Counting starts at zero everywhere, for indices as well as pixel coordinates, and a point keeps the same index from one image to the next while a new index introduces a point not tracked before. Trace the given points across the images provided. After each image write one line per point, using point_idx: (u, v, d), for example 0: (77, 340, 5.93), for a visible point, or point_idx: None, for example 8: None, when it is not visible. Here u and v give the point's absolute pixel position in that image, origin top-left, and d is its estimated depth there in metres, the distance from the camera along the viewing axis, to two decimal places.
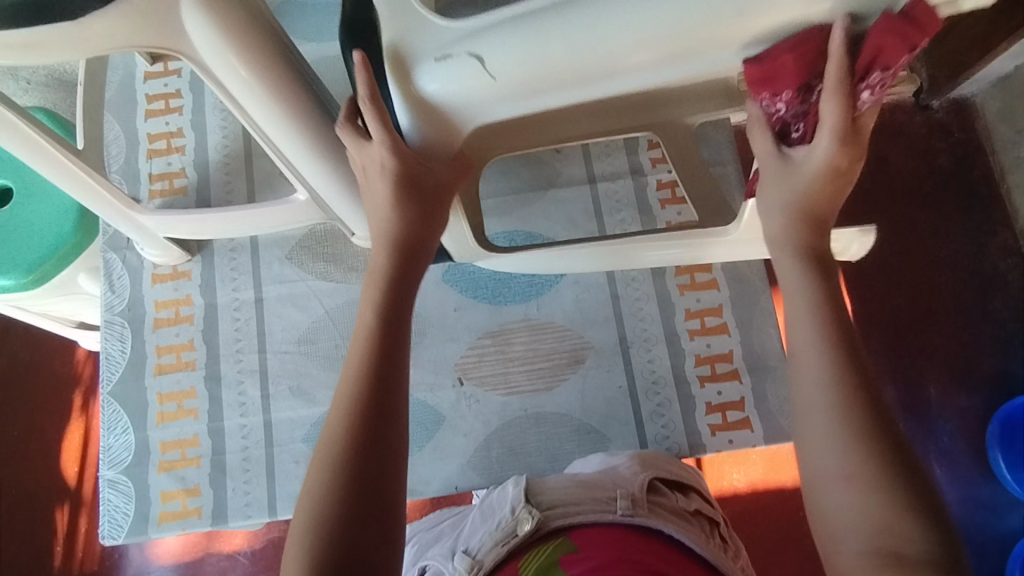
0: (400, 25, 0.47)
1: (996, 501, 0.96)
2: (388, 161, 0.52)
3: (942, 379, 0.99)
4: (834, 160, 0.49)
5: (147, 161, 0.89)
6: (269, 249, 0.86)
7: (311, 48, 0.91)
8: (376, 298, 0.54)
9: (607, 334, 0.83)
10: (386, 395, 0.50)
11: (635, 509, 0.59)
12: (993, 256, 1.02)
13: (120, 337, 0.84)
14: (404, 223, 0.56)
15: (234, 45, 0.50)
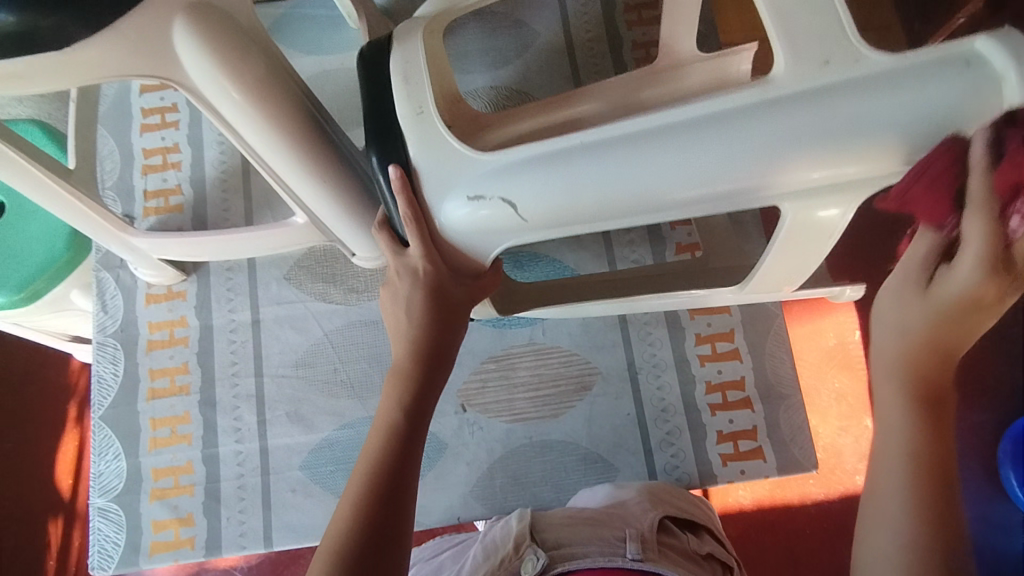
0: (437, 159, 0.53)
1: (1008, 520, 0.94)
2: (424, 271, 0.57)
3: None
4: (977, 292, 0.43)
5: (142, 177, 0.87)
6: (266, 269, 0.83)
7: (310, 61, 0.89)
8: (396, 398, 0.58)
9: (615, 359, 0.80)
10: (399, 491, 0.54)
11: (644, 553, 0.58)
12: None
13: (112, 359, 0.82)
14: (427, 332, 0.59)
15: (226, 71, 0.48)
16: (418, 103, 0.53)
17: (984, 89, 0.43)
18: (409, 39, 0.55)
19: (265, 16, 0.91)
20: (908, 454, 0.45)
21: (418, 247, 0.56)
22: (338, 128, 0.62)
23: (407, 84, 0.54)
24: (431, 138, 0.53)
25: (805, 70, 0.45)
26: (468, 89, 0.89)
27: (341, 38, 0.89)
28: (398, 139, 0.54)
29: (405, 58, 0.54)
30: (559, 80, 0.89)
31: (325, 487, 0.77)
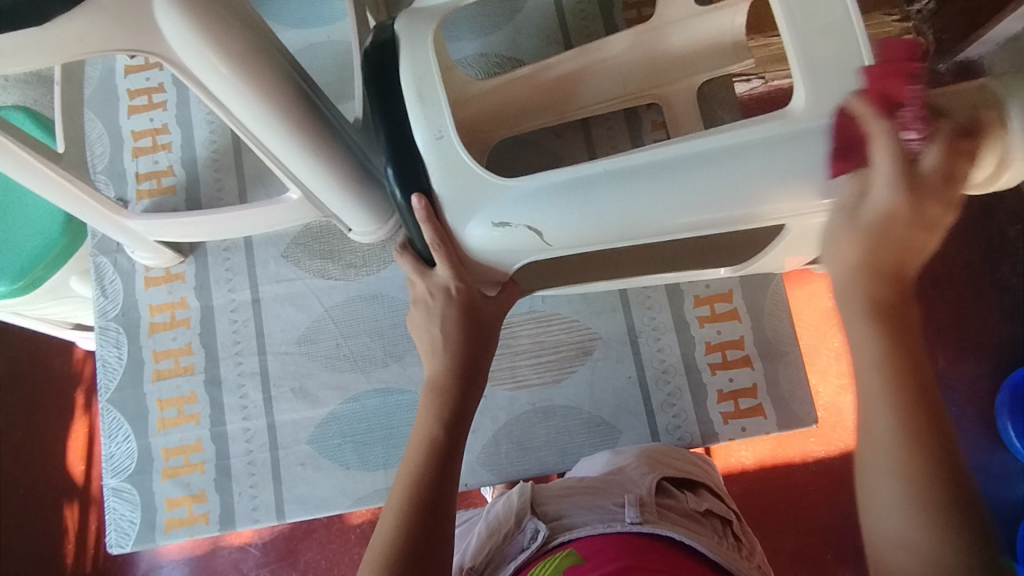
0: (459, 182, 0.55)
1: (1005, 469, 0.95)
2: (454, 289, 0.59)
3: (951, 350, 0.99)
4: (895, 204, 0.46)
5: (133, 160, 0.86)
6: (263, 247, 0.83)
7: (295, 34, 0.87)
8: (433, 413, 0.58)
9: (614, 324, 0.80)
10: (442, 506, 0.53)
11: (644, 516, 0.59)
12: (1002, 222, 0.97)
13: (116, 342, 0.82)
14: (461, 350, 0.60)
15: (213, 47, 0.47)
16: (437, 128, 0.55)
17: (994, 132, 0.49)
18: (422, 51, 0.56)
19: None
20: (886, 370, 0.45)
21: (447, 269, 0.58)
22: (330, 104, 0.62)
23: (425, 105, 0.55)
24: (451, 162, 0.55)
25: (824, 106, 0.49)
26: (458, 58, 0.88)
27: (325, 10, 0.88)
28: (418, 161, 0.56)
29: (418, 72, 0.56)
30: (550, 44, 0.87)
31: (334, 460, 0.78)
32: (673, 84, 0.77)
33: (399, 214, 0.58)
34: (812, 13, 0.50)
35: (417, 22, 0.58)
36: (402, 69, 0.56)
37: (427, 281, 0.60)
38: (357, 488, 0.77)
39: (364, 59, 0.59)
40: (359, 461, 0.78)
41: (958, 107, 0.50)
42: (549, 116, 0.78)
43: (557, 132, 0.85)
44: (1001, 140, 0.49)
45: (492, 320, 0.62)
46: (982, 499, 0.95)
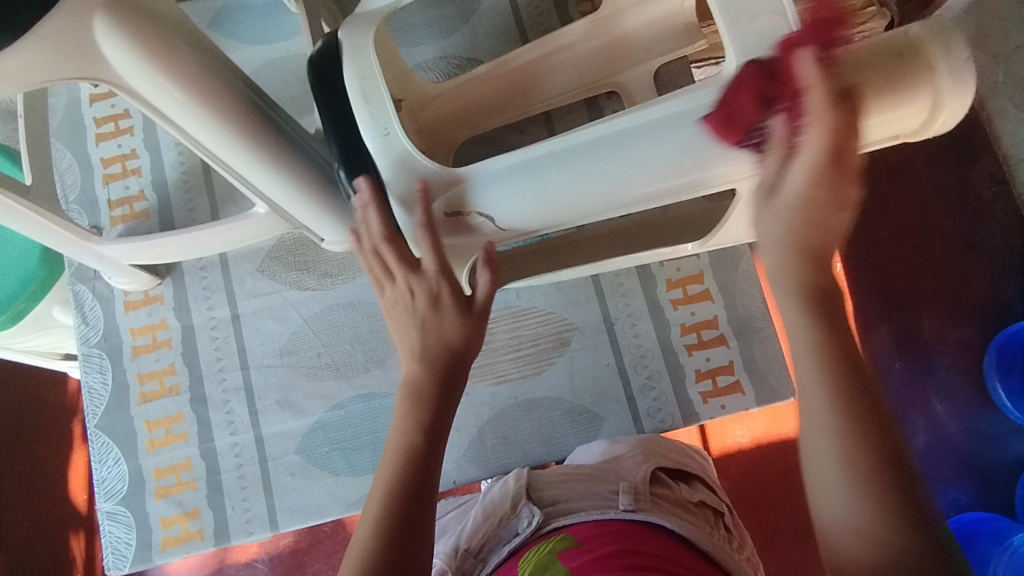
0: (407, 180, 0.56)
1: (998, 429, 0.94)
2: (441, 282, 0.58)
3: (937, 316, 0.97)
4: (814, 191, 0.46)
5: (104, 187, 0.87)
6: (239, 263, 0.84)
7: (257, 51, 0.88)
8: (410, 418, 0.57)
9: (590, 313, 0.82)
10: (416, 502, 0.53)
11: (637, 503, 0.59)
12: (978, 184, 0.97)
13: (100, 369, 0.83)
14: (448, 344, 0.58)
15: (163, 69, 0.48)
16: (384, 125, 0.56)
17: (918, 77, 0.47)
18: (363, 53, 0.56)
19: (205, 10, 0.90)
20: (824, 357, 0.45)
21: (431, 258, 0.57)
22: (283, 111, 0.63)
23: (369, 105, 0.56)
24: (401, 157, 0.56)
25: (756, 66, 0.48)
26: (417, 63, 0.89)
27: (283, 25, 0.88)
28: (372, 163, 0.58)
29: (361, 73, 0.56)
30: (507, 42, 0.88)
31: (323, 467, 0.79)
32: (631, 72, 0.79)
33: (355, 212, 0.60)
34: None
35: (357, 24, 0.58)
36: (347, 73, 0.57)
37: (412, 284, 0.58)
38: (348, 494, 0.78)
39: (309, 67, 0.60)
40: (348, 467, 0.79)
41: (880, 52, 0.48)
42: (512, 111, 0.79)
43: (520, 128, 0.86)
44: (925, 82, 0.47)
45: (472, 340, 0.59)
46: (977, 460, 0.94)
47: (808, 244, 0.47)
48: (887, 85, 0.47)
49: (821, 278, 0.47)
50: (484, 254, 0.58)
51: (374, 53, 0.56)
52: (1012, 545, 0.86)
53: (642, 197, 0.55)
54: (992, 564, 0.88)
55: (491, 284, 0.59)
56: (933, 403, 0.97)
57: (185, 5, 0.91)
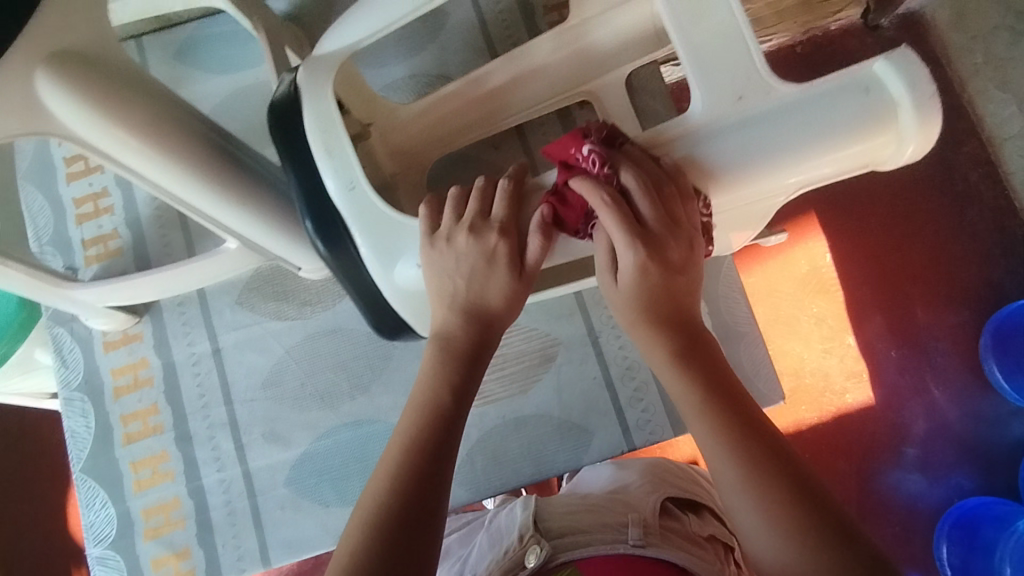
0: (378, 234, 0.56)
1: (998, 412, 0.92)
2: (498, 243, 0.53)
3: (929, 300, 0.95)
4: (640, 268, 0.50)
5: (77, 227, 0.86)
6: (217, 297, 0.83)
7: (225, 79, 0.87)
8: (438, 372, 0.55)
9: (574, 328, 0.81)
10: (437, 473, 0.50)
11: (647, 538, 0.57)
12: (963, 166, 0.95)
13: (83, 412, 0.82)
14: (489, 299, 0.55)
15: (113, 119, 0.47)
16: (349, 179, 0.55)
17: (879, 114, 0.45)
18: (322, 105, 0.56)
19: (170, 42, 0.89)
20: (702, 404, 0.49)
21: (503, 206, 0.52)
22: (242, 144, 0.63)
23: (332, 158, 0.56)
24: (369, 210, 0.56)
25: (720, 109, 0.47)
26: (387, 84, 0.88)
27: (249, 52, 0.88)
28: (339, 219, 0.57)
29: (322, 126, 0.56)
30: (476, 57, 0.87)
31: (313, 499, 0.78)
32: (603, 79, 0.77)
33: (327, 265, 0.60)
34: (697, 11, 0.48)
35: (315, 71, 0.58)
36: (308, 125, 0.57)
37: (470, 237, 0.53)
38: (339, 525, 0.77)
39: (269, 116, 0.59)
40: (338, 497, 0.78)
41: (844, 88, 0.46)
42: (482, 127, 0.78)
43: (494, 143, 0.85)
44: (889, 119, 0.45)
45: (511, 305, 0.56)
46: (978, 444, 0.91)
47: (658, 305, 0.52)
48: (850, 123, 0.45)
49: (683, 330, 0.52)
50: (542, 215, 0.50)
51: (332, 102, 0.57)
52: (1017, 531, 0.84)
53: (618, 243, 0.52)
54: (999, 552, 0.85)
55: (543, 250, 0.51)
56: (933, 391, 0.93)
57: (149, 37, 0.89)
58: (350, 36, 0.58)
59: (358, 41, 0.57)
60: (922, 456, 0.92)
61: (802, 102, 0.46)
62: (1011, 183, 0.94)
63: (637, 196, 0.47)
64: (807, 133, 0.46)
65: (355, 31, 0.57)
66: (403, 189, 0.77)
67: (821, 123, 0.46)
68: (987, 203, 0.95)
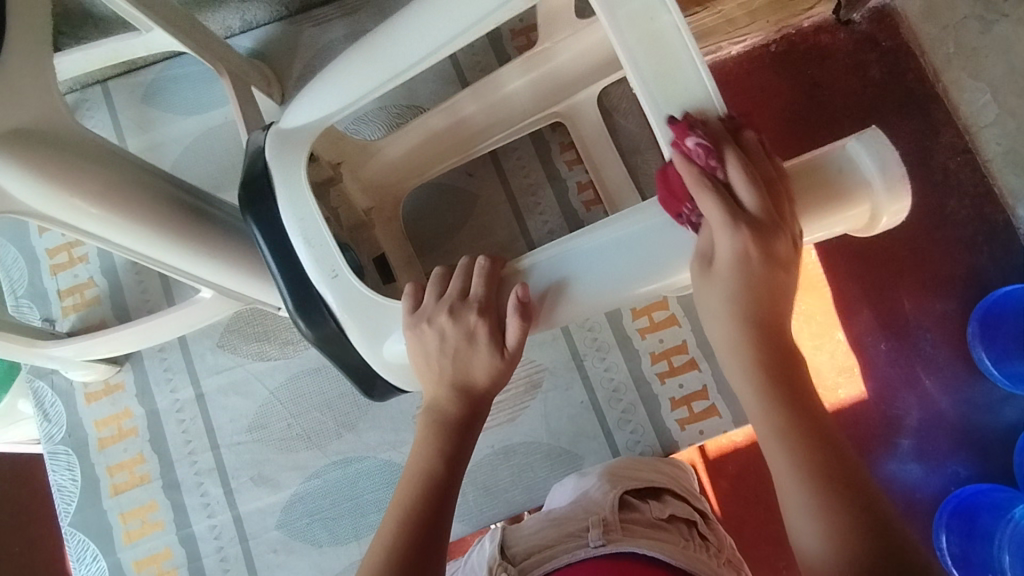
0: (365, 319, 0.56)
1: (989, 398, 0.85)
2: (478, 326, 0.54)
3: (914, 292, 0.88)
4: (742, 253, 0.48)
5: (52, 277, 0.85)
6: (197, 340, 0.82)
7: (193, 120, 0.87)
8: (432, 443, 0.54)
9: (558, 352, 0.81)
10: (434, 540, 0.50)
11: (607, 536, 0.54)
12: (940, 155, 0.89)
13: (67, 465, 0.81)
14: (477, 375, 0.55)
15: (68, 189, 0.49)
16: (330, 266, 0.56)
17: (853, 192, 0.50)
18: (298, 193, 0.57)
19: (136, 85, 0.88)
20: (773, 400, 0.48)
21: (482, 291, 0.54)
22: (207, 195, 0.64)
23: (312, 247, 0.56)
24: (352, 297, 0.56)
25: None
26: (356, 116, 0.86)
27: (216, 91, 0.87)
28: (321, 302, 0.57)
29: (299, 214, 0.56)
30: (445, 84, 0.87)
31: (305, 540, 0.78)
32: (575, 99, 0.77)
33: (314, 345, 0.59)
34: (670, 93, 0.49)
35: (286, 143, 0.58)
36: (285, 213, 0.57)
37: (452, 318, 0.54)
38: (333, 565, 0.77)
39: (240, 200, 0.58)
40: (330, 536, 0.78)
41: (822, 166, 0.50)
42: (456, 156, 0.77)
43: (468, 171, 0.85)
44: (863, 195, 0.50)
45: (497, 381, 0.55)
46: (972, 432, 0.85)
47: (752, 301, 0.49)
48: (826, 200, 0.50)
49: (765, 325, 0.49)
50: (516, 296, 0.53)
51: (305, 172, 0.57)
52: (1016, 517, 0.78)
53: (606, 306, 0.54)
54: (997, 540, 0.79)
55: (522, 332, 0.53)
56: (921, 381, 0.86)
57: (114, 81, 0.89)
58: (322, 108, 0.57)
59: (330, 114, 0.57)
60: (917, 444, 0.85)
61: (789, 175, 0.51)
62: (990, 170, 0.87)
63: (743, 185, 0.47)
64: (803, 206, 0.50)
65: (327, 102, 0.57)
66: (379, 224, 0.76)
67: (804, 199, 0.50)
68: (967, 189, 0.88)
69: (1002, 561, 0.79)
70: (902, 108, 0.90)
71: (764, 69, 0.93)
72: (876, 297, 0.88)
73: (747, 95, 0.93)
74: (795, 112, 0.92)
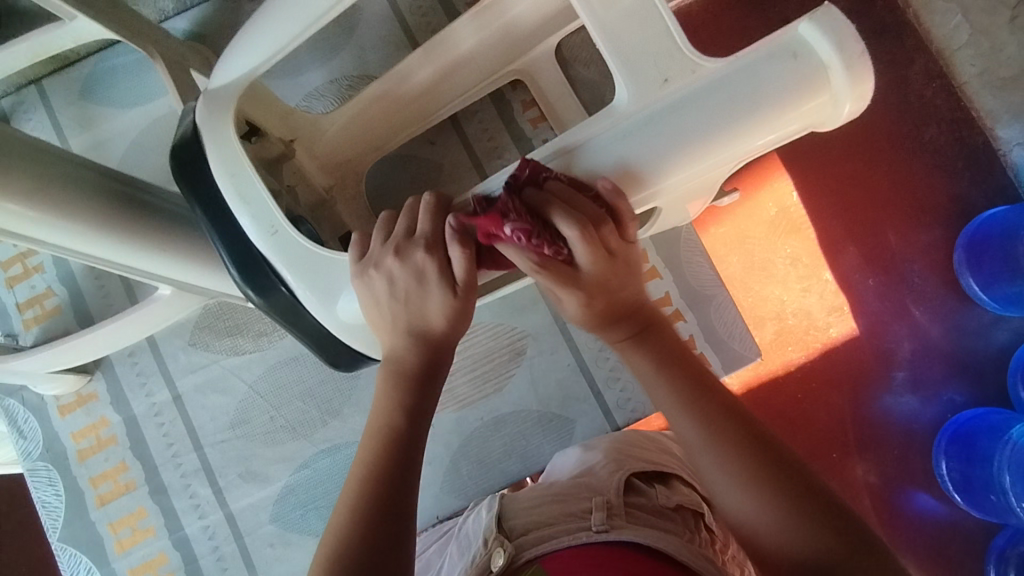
0: (314, 276, 0.54)
1: (978, 323, 0.84)
2: (427, 264, 0.49)
3: (896, 223, 0.86)
4: (581, 302, 0.50)
5: (9, 290, 0.81)
6: (168, 341, 0.79)
7: (136, 112, 0.82)
8: (392, 398, 0.51)
9: (540, 317, 0.79)
10: (401, 501, 0.47)
11: (611, 521, 0.52)
12: (915, 84, 0.85)
13: (49, 481, 0.79)
14: (440, 318, 0.51)
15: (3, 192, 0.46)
16: (270, 222, 0.54)
17: (810, 79, 0.43)
18: (229, 148, 0.54)
19: (72, 81, 0.84)
20: (690, 412, 0.47)
21: (427, 228, 0.50)
22: (146, 183, 0.61)
23: (248, 204, 0.53)
24: (295, 253, 0.54)
25: (647, 94, 0.46)
26: (307, 91, 0.82)
27: (157, 79, 0.82)
28: (267, 266, 0.55)
29: (231, 169, 0.54)
30: (396, 50, 0.82)
31: (301, 531, 0.76)
32: (533, 54, 0.73)
33: (267, 313, 0.58)
34: None
35: (215, 104, 0.55)
36: (217, 170, 0.54)
37: (398, 259, 0.50)
38: None
39: (175, 166, 0.57)
40: (325, 525, 0.76)
41: (773, 55, 0.43)
42: (410, 118, 0.73)
43: (430, 139, 0.82)
44: (818, 85, 0.43)
45: (457, 326, 0.51)
46: (965, 358, 0.84)
47: (614, 309, 0.50)
48: (778, 88, 0.43)
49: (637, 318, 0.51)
50: (453, 227, 0.48)
51: (236, 130, 0.54)
52: (1013, 437, 0.76)
53: None
54: (996, 462, 0.77)
55: (470, 262, 0.48)
56: (911, 313, 0.85)
57: (49, 80, 0.84)
58: (246, 62, 0.54)
59: (256, 67, 0.54)
60: (910, 376, 0.84)
61: (728, 75, 0.44)
62: (965, 93, 0.84)
63: (578, 248, 0.45)
64: (687, 136, 0.45)
65: (252, 56, 0.54)
66: (342, 202, 0.73)
67: (741, 99, 0.44)
68: (944, 116, 0.85)
69: (1004, 482, 0.76)
70: (870, 39, 0.85)
71: (733, 10, 0.87)
72: (859, 233, 0.86)
73: (720, 37, 0.87)
74: None
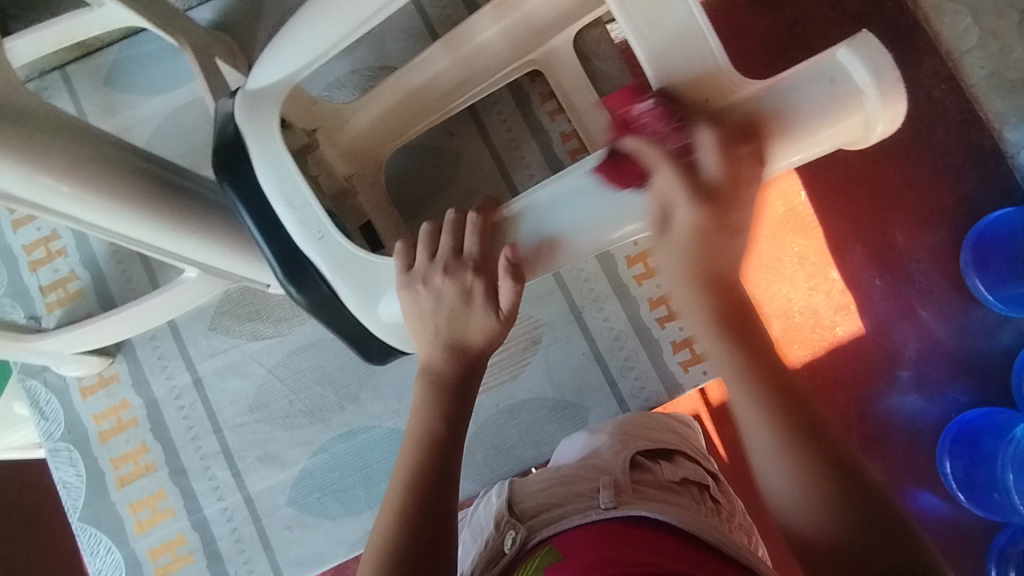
0: (354, 277, 0.56)
1: (985, 323, 0.85)
2: (474, 284, 0.53)
3: (906, 223, 0.87)
4: (697, 225, 0.48)
5: (32, 274, 0.82)
6: (189, 325, 0.81)
7: (159, 100, 0.83)
8: (431, 404, 0.53)
9: (555, 306, 0.80)
10: (445, 495, 0.49)
11: (619, 498, 0.53)
12: (926, 84, 0.86)
13: (70, 462, 0.80)
14: (480, 330, 0.54)
15: (42, 167, 0.47)
16: (316, 229, 0.55)
17: (846, 101, 0.46)
18: (276, 155, 0.56)
19: (96, 68, 0.85)
20: (757, 394, 0.45)
21: (475, 246, 0.53)
22: (176, 166, 0.62)
23: (295, 211, 0.55)
24: (340, 256, 0.55)
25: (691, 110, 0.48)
26: (329, 82, 0.84)
27: (181, 66, 0.83)
28: (313, 271, 0.57)
29: (278, 176, 0.56)
30: (416, 42, 0.84)
31: (318, 515, 0.78)
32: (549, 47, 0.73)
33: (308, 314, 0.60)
34: (653, 15, 0.49)
35: (257, 106, 0.56)
36: (263, 177, 0.56)
37: (446, 278, 0.53)
38: (349, 535, 0.77)
39: (215, 164, 0.58)
40: (342, 509, 0.77)
41: (808, 79, 0.46)
42: (435, 115, 0.74)
43: (449, 130, 0.83)
44: (852, 106, 0.46)
45: (494, 342, 0.54)
46: (971, 357, 0.85)
47: (705, 270, 0.48)
48: (816, 110, 0.46)
49: (722, 302, 0.48)
50: (506, 258, 0.51)
51: (281, 134, 0.56)
52: (1016, 436, 0.78)
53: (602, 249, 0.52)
54: (999, 461, 0.79)
55: (518, 291, 0.52)
56: (918, 312, 0.86)
57: (73, 66, 0.85)
58: (286, 65, 0.56)
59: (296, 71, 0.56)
60: (917, 374, 0.85)
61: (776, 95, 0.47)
62: (975, 94, 0.85)
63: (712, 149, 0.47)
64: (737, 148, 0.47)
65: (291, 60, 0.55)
66: (361, 190, 0.74)
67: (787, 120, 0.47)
68: (954, 117, 0.86)
69: (1007, 480, 0.78)
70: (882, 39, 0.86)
71: (746, 9, 0.88)
72: (869, 231, 0.87)
73: (735, 35, 0.88)
74: (779, 52, 0.87)
